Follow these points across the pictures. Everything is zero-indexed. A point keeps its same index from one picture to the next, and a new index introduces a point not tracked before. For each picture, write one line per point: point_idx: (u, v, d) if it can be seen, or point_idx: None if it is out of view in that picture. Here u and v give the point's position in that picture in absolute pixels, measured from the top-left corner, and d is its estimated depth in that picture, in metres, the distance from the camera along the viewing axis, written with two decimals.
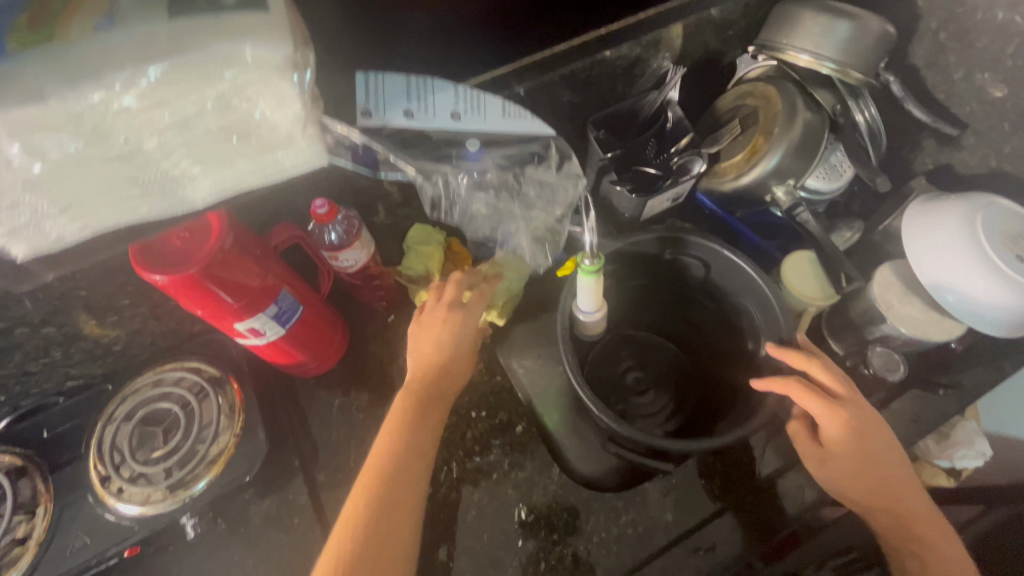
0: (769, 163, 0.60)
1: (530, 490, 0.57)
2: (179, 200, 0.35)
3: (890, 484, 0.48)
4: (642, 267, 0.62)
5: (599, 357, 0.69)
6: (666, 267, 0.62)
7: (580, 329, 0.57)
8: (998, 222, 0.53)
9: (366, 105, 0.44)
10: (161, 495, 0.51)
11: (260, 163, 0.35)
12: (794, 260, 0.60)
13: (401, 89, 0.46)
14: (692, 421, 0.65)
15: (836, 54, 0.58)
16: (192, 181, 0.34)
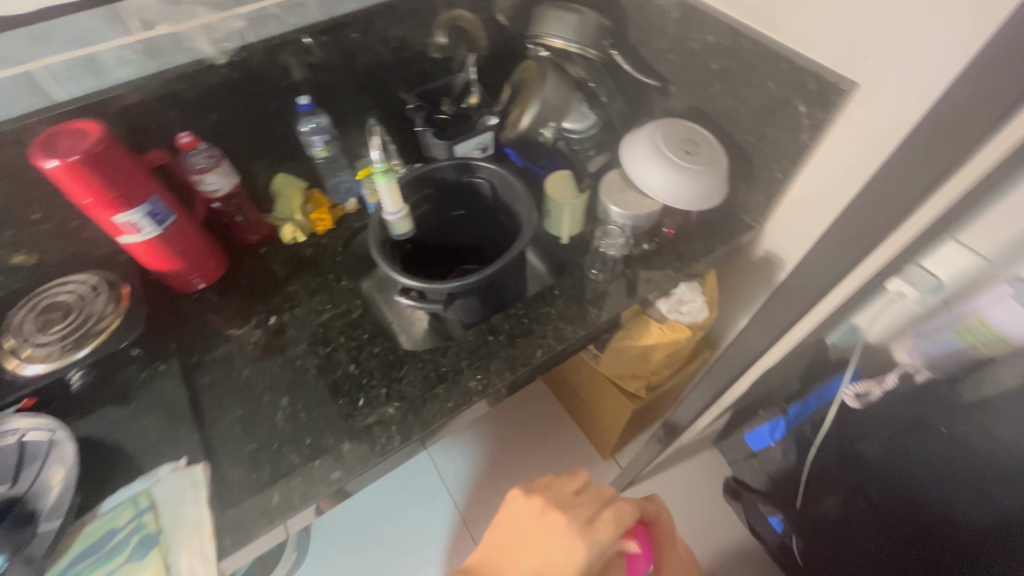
0: (533, 111, 0.85)
1: (358, 349, 0.75)
2: (47, 94, 0.61)
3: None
4: (450, 192, 0.83)
5: (427, 273, 0.87)
6: (469, 192, 0.83)
7: (394, 230, 0.77)
8: (677, 134, 0.77)
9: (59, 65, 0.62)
10: (53, 356, 0.65)
11: (19, 66, 0.61)
12: (554, 177, 0.82)
13: (92, 34, 0.63)
14: (497, 302, 0.76)
15: (575, 36, 0.85)
16: (44, 64, 0.61)
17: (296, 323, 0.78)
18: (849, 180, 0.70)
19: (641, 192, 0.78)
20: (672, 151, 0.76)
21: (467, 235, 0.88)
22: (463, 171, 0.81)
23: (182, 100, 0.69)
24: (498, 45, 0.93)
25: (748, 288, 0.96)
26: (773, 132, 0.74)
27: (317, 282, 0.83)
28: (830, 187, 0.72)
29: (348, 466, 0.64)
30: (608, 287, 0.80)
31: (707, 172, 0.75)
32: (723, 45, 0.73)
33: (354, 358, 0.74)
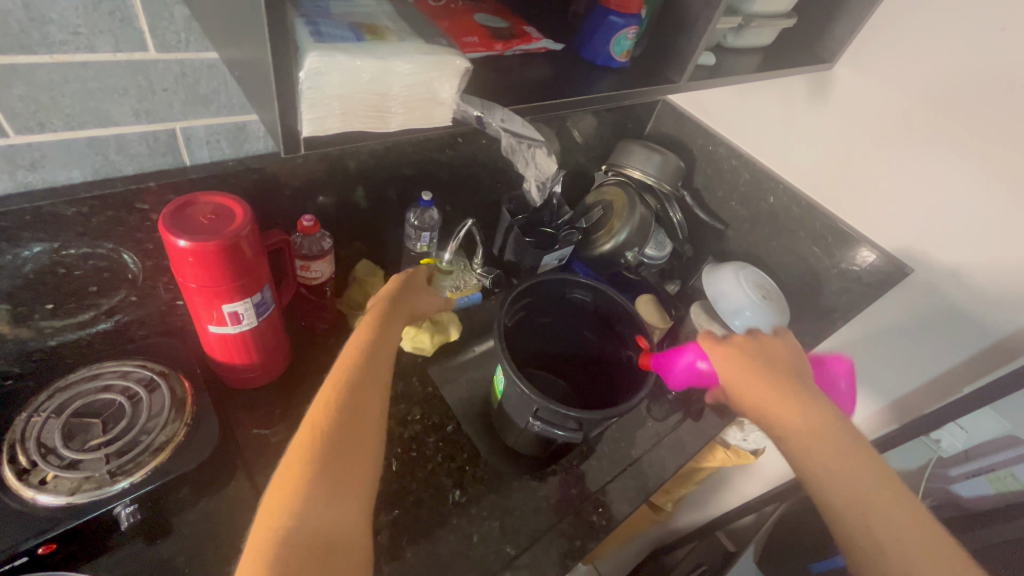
0: (621, 234, 0.89)
1: (458, 473, 0.67)
2: (176, 156, 0.51)
3: (890, 522, 0.47)
4: (549, 301, 0.83)
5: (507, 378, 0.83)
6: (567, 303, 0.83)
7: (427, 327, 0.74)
8: (753, 278, 0.87)
9: (203, 131, 0.51)
10: (96, 483, 0.49)
11: (159, 121, 0.48)
12: (642, 304, 0.87)
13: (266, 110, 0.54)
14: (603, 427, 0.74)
15: (656, 173, 0.93)
16: (189, 122, 0.50)
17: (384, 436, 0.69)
18: (889, 340, 0.83)
19: (722, 327, 0.85)
20: (752, 292, 0.85)
21: (549, 342, 0.87)
22: (569, 284, 0.81)
23: (309, 178, 0.62)
24: (576, 163, 0.99)
25: None
26: (829, 289, 0.87)
27: (399, 386, 0.74)
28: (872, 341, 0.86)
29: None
30: (689, 411, 0.83)
31: (779, 315, 0.84)
32: (795, 211, 0.87)
33: (456, 485, 0.66)
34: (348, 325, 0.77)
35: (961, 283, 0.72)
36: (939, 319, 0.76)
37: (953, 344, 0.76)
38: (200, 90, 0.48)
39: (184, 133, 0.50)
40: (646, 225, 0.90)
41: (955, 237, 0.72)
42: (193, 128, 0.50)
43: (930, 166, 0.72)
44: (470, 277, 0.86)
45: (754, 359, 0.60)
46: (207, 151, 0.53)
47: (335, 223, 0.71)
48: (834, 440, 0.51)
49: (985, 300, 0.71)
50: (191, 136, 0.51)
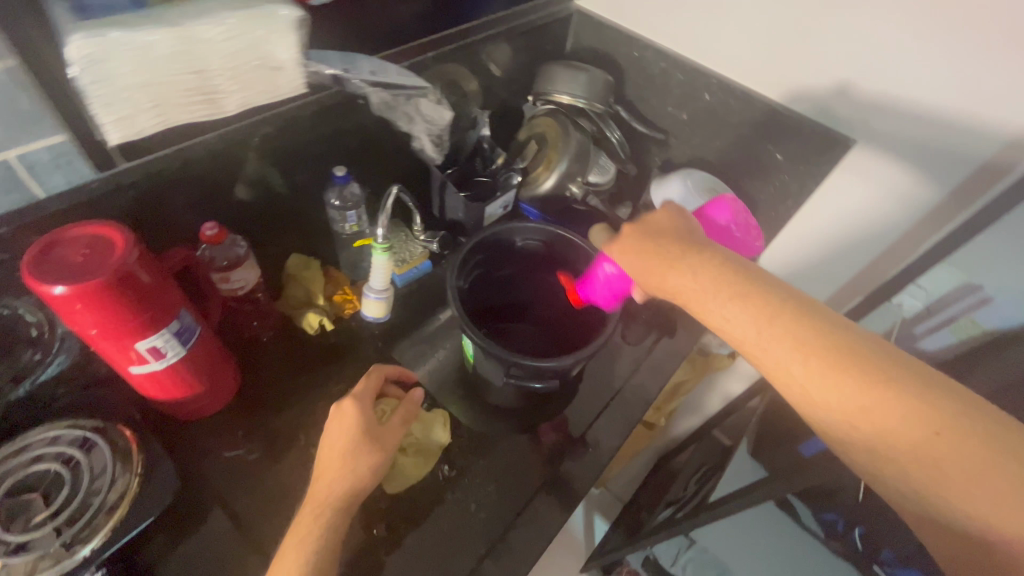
0: (560, 167, 0.85)
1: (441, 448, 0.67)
2: (25, 191, 0.44)
3: (850, 400, 0.39)
4: (500, 253, 0.79)
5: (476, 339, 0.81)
6: (521, 254, 0.80)
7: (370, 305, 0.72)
8: (702, 183, 0.85)
9: (45, 156, 0.43)
10: (52, 560, 0.45)
11: None
12: (596, 233, 0.84)
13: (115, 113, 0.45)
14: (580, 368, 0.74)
15: (585, 93, 0.87)
16: (21, 149, 0.42)
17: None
18: (842, 218, 0.83)
19: None
20: (702, 198, 0.82)
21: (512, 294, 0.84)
22: (517, 232, 0.77)
23: (196, 182, 0.54)
24: (500, 99, 0.92)
25: None
26: (779, 178, 0.85)
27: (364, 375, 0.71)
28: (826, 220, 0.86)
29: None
30: (661, 330, 0.83)
31: None
32: (733, 104, 0.83)
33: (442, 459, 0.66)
34: (295, 325, 0.73)
35: (904, 146, 0.72)
36: (888, 186, 0.76)
37: (902, 208, 0.76)
38: (21, 109, 0.40)
39: (22, 162, 0.42)
40: (584, 152, 0.86)
41: (896, 98, 0.69)
42: (31, 155, 0.43)
43: (863, 27, 0.68)
44: (414, 246, 0.81)
45: (653, 241, 0.52)
46: (60, 177, 0.45)
47: (247, 222, 0.64)
48: (741, 299, 0.45)
49: (929, 157, 0.70)
50: (32, 164, 0.43)
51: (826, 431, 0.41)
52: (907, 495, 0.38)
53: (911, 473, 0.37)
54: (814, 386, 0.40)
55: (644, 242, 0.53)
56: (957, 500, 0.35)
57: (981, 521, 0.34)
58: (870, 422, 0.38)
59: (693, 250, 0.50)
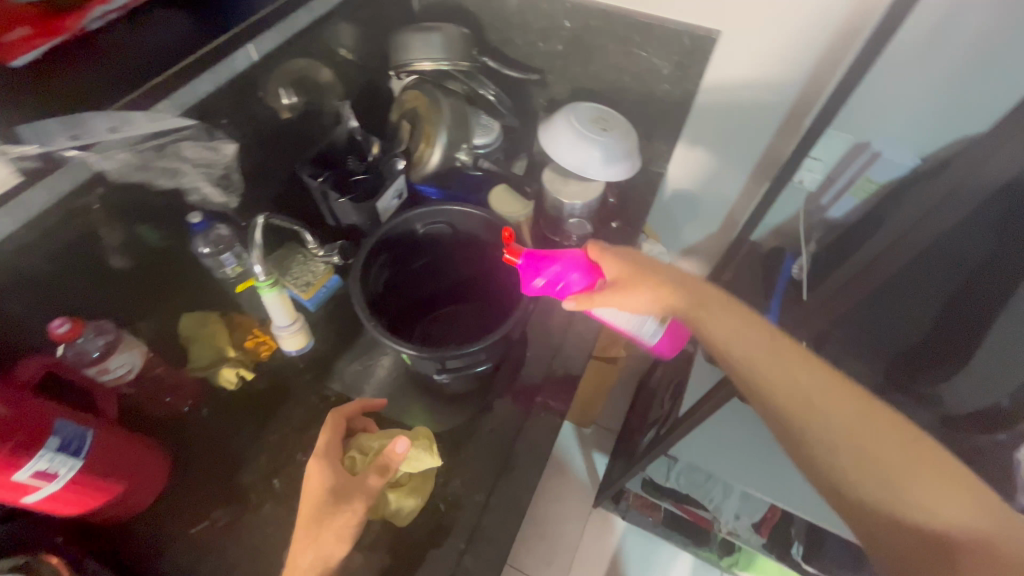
0: (441, 140, 0.80)
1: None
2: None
3: (819, 390, 0.46)
4: (406, 246, 0.76)
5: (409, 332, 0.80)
6: (427, 241, 0.77)
7: (287, 343, 0.66)
8: (587, 116, 0.82)
9: None
10: None
11: None
12: (496, 195, 0.81)
13: None
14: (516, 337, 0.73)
15: (445, 54, 0.81)
16: None
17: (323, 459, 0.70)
18: (727, 111, 0.84)
19: (579, 179, 0.81)
20: (590, 131, 0.80)
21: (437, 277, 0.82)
22: (415, 221, 0.74)
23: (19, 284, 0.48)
24: (360, 82, 0.84)
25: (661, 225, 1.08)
26: (662, 89, 0.82)
27: None
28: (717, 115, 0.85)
29: (477, 560, 0.65)
30: None
31: (625, 141, 0.81)
32: (595, 25, 0.78)
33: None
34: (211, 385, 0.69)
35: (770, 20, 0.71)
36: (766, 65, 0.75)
37: (779, 83, 0.77)
38: None
39: None
40: (461, 117, 0.81)
41: None
42: None
43: None
44: (316, 265, 0.77)
45: (622, 259, 0.58)
46: None
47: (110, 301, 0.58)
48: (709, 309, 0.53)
49: (794, 25, 0.70)
50: None
51: (786, 423, 0.46)
52: (859, 479, 0.43)
53: (865, 461, 0.43)
54: (771, 369, 0.47)
55: (606, 257, 0.59)
56: (915, 489, 0.41)
57: (963, 522, 0.40)
58: (835, 409, 0.45)
59: (656, 269, 0.57)
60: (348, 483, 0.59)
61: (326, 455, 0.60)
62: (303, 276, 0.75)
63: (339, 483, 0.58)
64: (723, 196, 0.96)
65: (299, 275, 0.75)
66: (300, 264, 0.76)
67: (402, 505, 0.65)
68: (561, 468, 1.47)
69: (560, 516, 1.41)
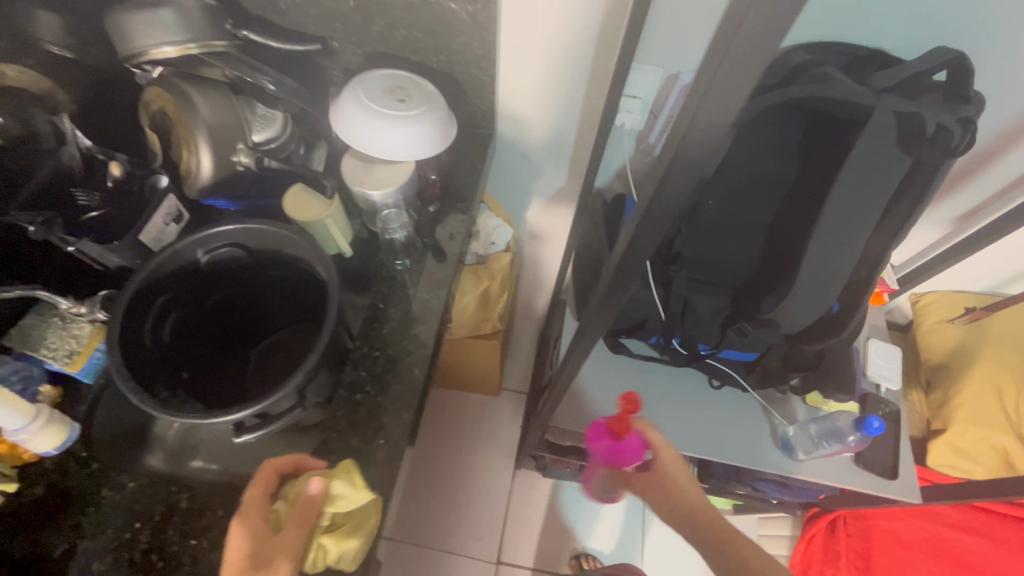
0: (207, 146, 0.65)
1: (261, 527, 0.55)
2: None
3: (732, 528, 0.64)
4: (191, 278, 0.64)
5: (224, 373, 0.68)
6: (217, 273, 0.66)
7: (39, 444, 0.56)
8: (378, 87, 0.70)
9: None
10: None
11: None
12: (292, 195, 0.69)
13: None
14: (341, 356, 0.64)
15: (188, 35, 0.64)
16: None
17: (138, 566, 0.54)
18: (542, 53, 0.75)
19: (386, 163, 0.71)
20: (384, 104, 0.69)
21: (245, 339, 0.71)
22: (190, 248, 0.62)
23: None
24: (83, 84, 0.66)
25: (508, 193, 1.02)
26: (460, 43, 0.72)
27: (87, 513, 0.56)
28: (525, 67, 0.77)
29: None
30: (421, 267, 0.74)
31: (429, 108, 0.71)
32: None
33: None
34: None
35: None
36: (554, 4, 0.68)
37: (584, 16, 0.69)
38: None
39: None
40: (226, 115, 0.67)
41: None
42: None
43: None
44: (78, 327, 0.63)
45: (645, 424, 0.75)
46: None
47: None
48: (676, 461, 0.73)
49: None
50: None
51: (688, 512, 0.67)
52: (732, 557, 0.60)
53: (717, 540, 0.63)
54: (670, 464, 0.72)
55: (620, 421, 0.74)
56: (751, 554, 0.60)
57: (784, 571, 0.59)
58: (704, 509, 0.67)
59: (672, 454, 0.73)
60: (271, 544, 0.50)
61: (253, 515, 0.52)
62: (60, 343, 0.62)
63: (259, 547, 0.49)
64: (559, 152, 0.91)
65: (57, 343, 0.61)
66: (57, 329, 0.62)
67: (343, 550, 0.54)
68: (474, 445, 1.45)
69: (480, 488, 1.40)
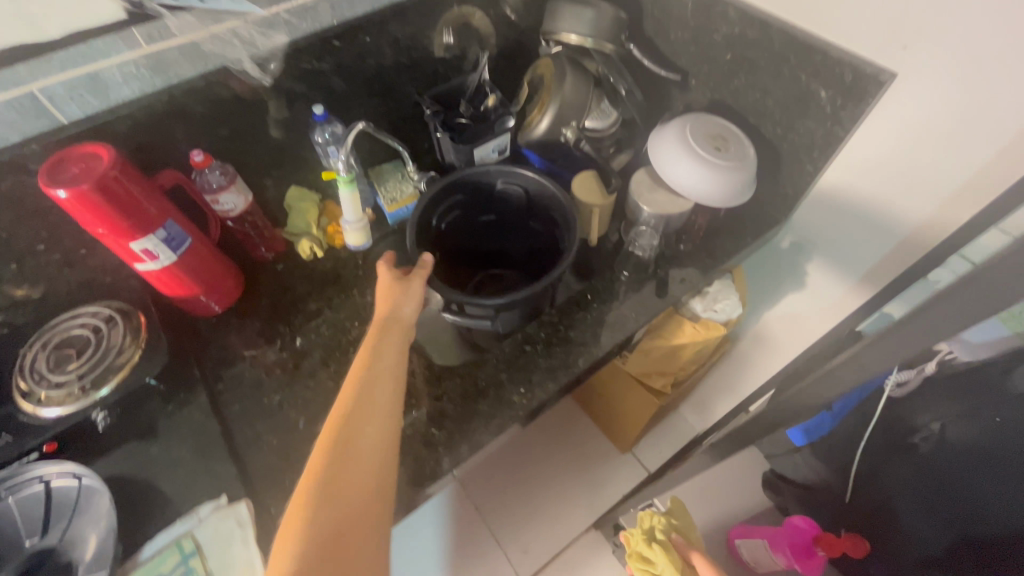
0: (553, 110, 0.81)
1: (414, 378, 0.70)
2: (51, 117, 0.57)
3: None
4: (483, 192, 0.81)
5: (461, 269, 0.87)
6: (500, 198, 0.82)
7: (349, 237, 0.75)
8: (706, 129, 0.75)
9: (51, 91, 0.56)
10: (77, 395, 0.62)
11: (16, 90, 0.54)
12: (582, 179, 0.80)
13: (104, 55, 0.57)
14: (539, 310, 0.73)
15: (592, 31, 0.81)
16: (41, 81, 0.55)
17: (341, 347, 0.74)
18: (870, 190, 0.71)
19: (672, 190, 0.76)
20: (701, 145, 0.74)
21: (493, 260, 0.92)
22: (497, 175, 0.79)
23: (177, 111, 0.64)
24: (510, 40, 0.89)
25: (762, 287, 1.00)
26: (803, 124, 0.72)
27: (338, 296, 0.79)
28: (862, 193, 0.72)
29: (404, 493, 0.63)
30: (641, 288, 0.78)
31: (738, 166, 0.73)
32: (751, 37, 0.71)
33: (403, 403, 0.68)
34: (291, 244, 0.83)
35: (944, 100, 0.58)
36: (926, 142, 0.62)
37: (897, 217, 0.69)
38: None
39: (43, 93, 0.55)
40: (580, 96, 0.81)
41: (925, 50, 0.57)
42: (48, 88, 0.55)
43: None
44: (407, 186, 0.86)
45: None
46: (65, 99, 0.57)
47: (241, 158, 0.74)
48: None
49: (972, 108, 0.56)
50: (37, 99, 0.55)
51: None
52: None
53: None
54: None
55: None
56: None
57: None
58: None
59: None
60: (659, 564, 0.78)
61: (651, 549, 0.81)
62: (392, 190, 0.85)
63: None
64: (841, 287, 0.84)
65: (391, 188, 0.85)
66: (398, 181, 0.86)
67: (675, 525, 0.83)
68: (578, 479, 1.44)
69: (556, 516, 1.40)
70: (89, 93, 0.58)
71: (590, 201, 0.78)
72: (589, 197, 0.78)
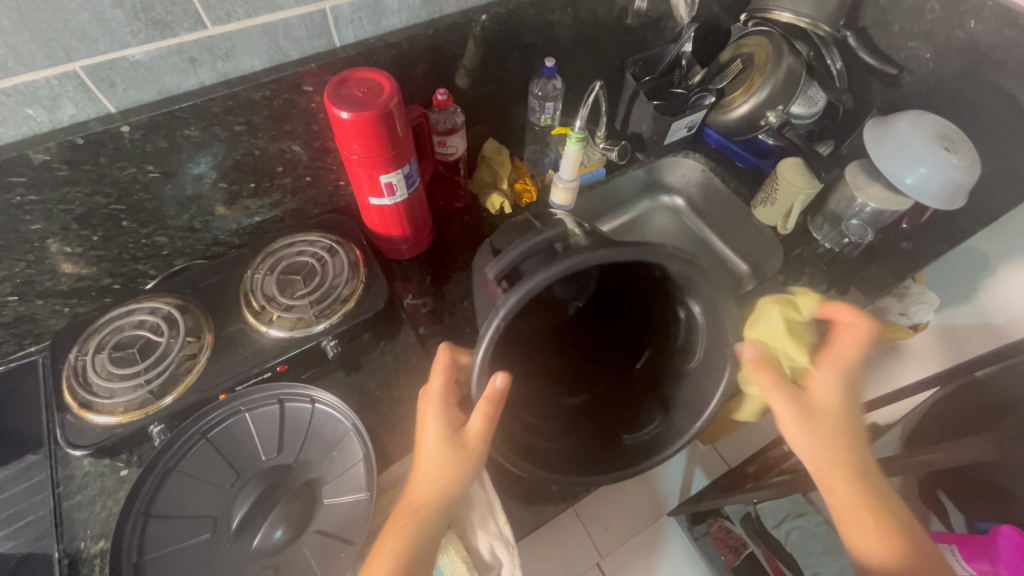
0: (760, 94, 0.80)
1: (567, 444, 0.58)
2: (329, 38, 0.57)
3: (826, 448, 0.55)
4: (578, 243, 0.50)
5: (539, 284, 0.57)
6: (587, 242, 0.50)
7: (555, 192, 0.75)
8: (933, 127, 0.73)
9: (338, 12, 0.55)
10: (307, 321, 0.62)
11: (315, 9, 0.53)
12: (787, 165, 0.79)
13: None
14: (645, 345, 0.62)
15: (812, 12, 0.77)
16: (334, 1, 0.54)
17: None
18: None
19: (888, 186, 0.74)
20: (931, 142, 0.71)
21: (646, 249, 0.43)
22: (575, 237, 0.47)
23: (431, 48, 0.63)
24: None
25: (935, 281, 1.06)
26: None
27: None
28: None
29: None
30: (837, 283, 0.78)
31: (970, 168, 0.70)
32: (1007, 37, 0.69)
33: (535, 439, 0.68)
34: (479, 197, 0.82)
35: None
36: None
37: None
38: None
39: (331, 13, 0.54)
40: (792, 80, 0.79)
41: None
42: (336, 9, 0.54)
43: None
44: (594, 152, 0.85)
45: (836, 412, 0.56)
46: (346, 22, 0.56)
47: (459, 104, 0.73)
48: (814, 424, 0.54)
49: None
50: (325, 18, 0.55)
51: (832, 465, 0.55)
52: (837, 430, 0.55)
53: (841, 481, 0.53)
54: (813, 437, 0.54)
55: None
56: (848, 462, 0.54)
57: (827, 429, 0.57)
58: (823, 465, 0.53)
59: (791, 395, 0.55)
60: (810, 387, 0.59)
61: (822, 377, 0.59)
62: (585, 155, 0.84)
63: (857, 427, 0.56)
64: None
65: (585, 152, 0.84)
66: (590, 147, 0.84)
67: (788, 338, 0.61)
68: None
69: None
70: (365, 19, 0.57)
71: (795, 187, 0.77)
72: (795, 184, 0.77)
